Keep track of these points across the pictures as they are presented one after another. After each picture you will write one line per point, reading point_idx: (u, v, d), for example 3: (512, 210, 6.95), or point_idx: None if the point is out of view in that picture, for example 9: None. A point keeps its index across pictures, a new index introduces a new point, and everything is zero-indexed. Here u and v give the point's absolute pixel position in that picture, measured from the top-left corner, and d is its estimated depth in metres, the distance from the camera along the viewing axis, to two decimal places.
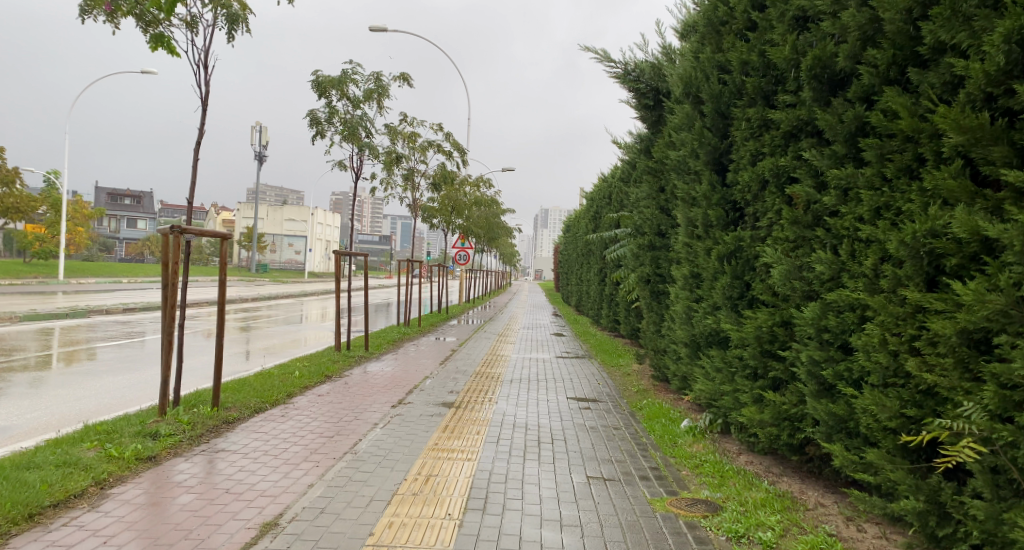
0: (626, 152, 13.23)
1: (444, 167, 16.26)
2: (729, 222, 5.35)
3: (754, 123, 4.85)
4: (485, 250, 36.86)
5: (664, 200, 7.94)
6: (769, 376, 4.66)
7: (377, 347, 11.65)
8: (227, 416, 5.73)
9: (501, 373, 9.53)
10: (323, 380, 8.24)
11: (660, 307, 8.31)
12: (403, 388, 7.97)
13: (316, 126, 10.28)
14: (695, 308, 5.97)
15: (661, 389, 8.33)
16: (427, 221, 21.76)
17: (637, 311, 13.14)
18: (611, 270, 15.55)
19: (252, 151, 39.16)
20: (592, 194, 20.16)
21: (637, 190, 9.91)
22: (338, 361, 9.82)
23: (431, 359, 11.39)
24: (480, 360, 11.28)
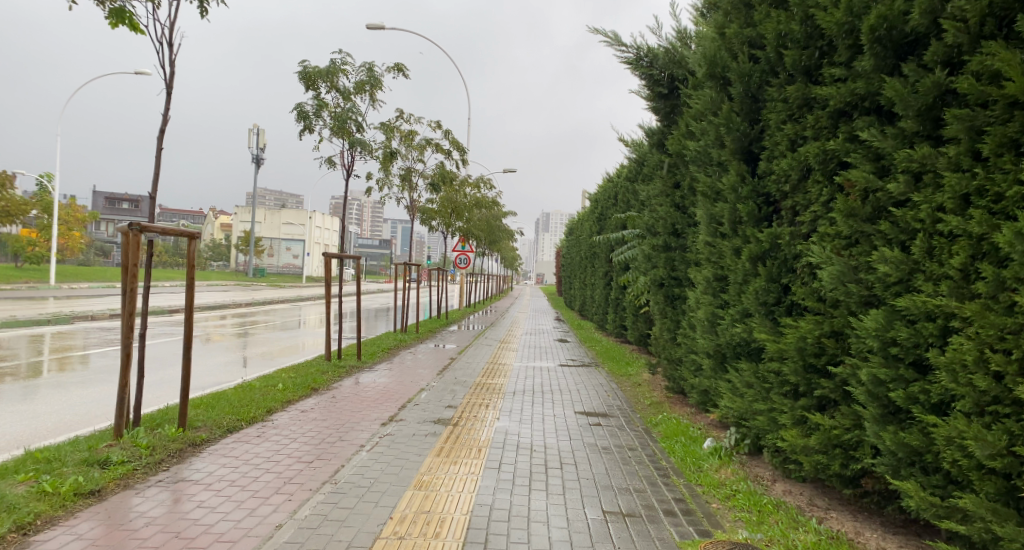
0: (633, 149, 12.65)
1: (443, 166, 15.67)
2: (762, 217, 4.72)
3: (794, 104, 4.24)
4: (486, 254, 36.25)
5: (680, 197, 7.33)
6: (815, 396, 4.02)
7: (370, 356, 11.00)
8: (194, 437, 5.08)
9: (503, 384, 8.89)
10: (309, 393, 7.59)
11: (675, 313, 7.67)
12: (396, 401, 7.32)
13: (303, 120, 9.80)
14: (720, 315, 5.34)
15: (677, 402, 7.69)
16: (425, 224, 21.15)
17: (646, 317, 12.52)
18: (618, 273, 14.95)
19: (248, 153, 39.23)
20: (596, 195, 19.54)
21: (647, 187, 9.31)
22: (327, 372, 9.17)
23: (429, 368, 10.74)
24: (480, 369, 10.63)
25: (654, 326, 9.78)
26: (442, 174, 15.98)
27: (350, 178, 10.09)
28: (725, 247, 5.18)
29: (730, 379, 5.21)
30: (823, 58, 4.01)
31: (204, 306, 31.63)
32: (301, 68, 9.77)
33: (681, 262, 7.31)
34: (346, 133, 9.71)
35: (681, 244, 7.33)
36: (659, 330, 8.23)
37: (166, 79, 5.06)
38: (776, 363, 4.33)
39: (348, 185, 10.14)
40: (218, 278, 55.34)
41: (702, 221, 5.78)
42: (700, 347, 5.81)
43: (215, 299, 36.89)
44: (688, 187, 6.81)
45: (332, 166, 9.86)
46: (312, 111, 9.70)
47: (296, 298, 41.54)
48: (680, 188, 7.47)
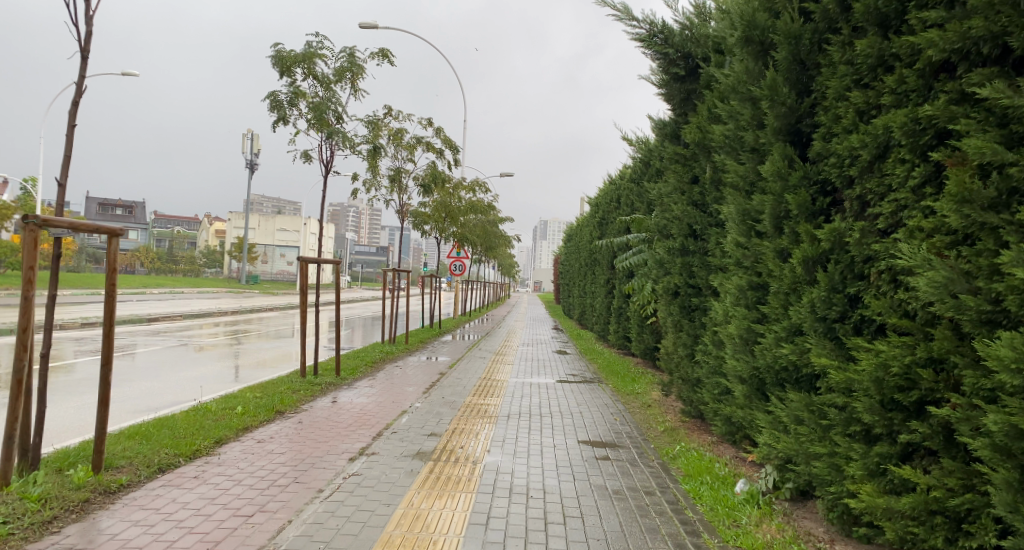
0: (638, 148, 11.77)
1: (435, 167, 14.76)
2: (816, 212, 3.77)
3: (865, 64, 3.30)
4: (482, 261, 35.36)
5: (698, 193, 6.41)
6: (899, 444, 3.06)
7: (351, 371, 10.02)
8: (108, 483, 4.11)
9: (496, 405, 7.92)
10: (272, 418, 6.61)
11: (692, 326, 6.74)
12: (372, 429, 6.33)
13: (276, 110, 8.80)
14: (758, 331, 4.38)
15: (694, 429, 6.71)
16: (418, 228, 20.20)
17: (653, 328, 11.61)
18: (621, 281, 14.03)
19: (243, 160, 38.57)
20: (597, 199, 18.66)
21: (657, 186, 8.41)
22: (300, 391, 8.17)
23: (415, 385, 9.76)
24: (472, 386, 9.66)
25: (665, 339, 8.86)
26: (435, 175, 15.09)
27: (327, 176, 9.15)
28: (766, 249, 4.24)
29: (772, 411, 4.24)
30: (908, 2, 3.07)
31: (190, 313, 30.41)
32: (275, 52, 8.82)
33: (700, 267, 6.38)
34: (326, 126, 8.75)
35: (701, 247, 6.40)
36: (674, 345, 7.31)
37: (78, 41, 4.13)
38: (843, 398, 3.36)
39: (326, 184, 9.17)
40: (209, 284, 54.11)
41: (733, 218, 4.85)
42: (731, 370, 4.85)
43: (203, 306, 35.67)
44: (711, 180, 5.91)
45: (308, 161, 8.87)
46: (288, 101, 8.72)
47: (287, 305, 40.37)
48: (699, 183, 6.55)
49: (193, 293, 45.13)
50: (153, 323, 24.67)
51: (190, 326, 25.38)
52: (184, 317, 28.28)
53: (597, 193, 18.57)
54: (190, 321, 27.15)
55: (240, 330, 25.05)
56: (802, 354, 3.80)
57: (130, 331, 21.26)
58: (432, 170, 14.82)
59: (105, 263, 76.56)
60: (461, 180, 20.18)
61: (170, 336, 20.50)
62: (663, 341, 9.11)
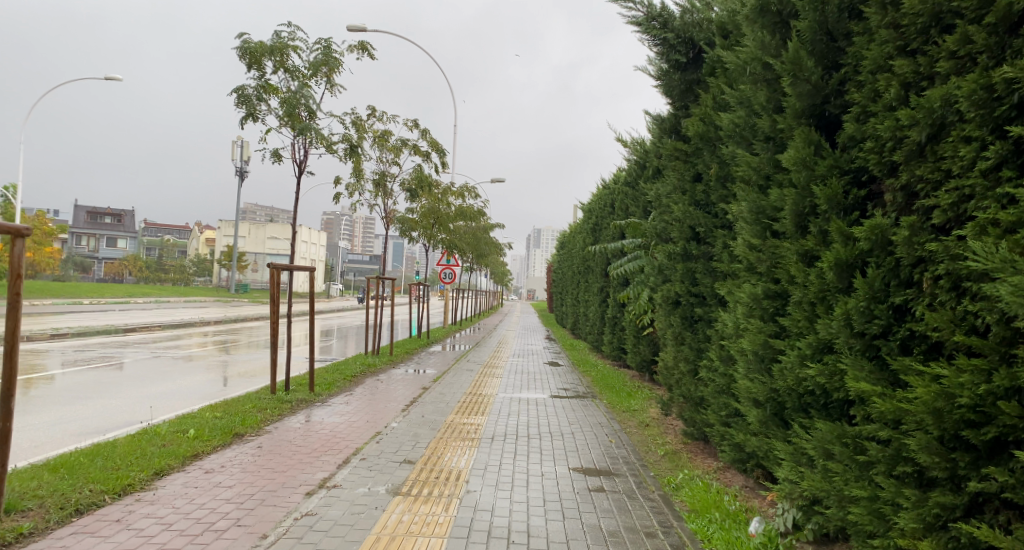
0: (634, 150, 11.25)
1: (421, 170, 14.18)
2: (849, 207, 3.17)
3: (914, 25, 2.72)
4: (475, 269, 34.76)
5: (702, 192, 5.84)
6: (966, 494, 2.43)
7: (327, 386, 9.33)
8: (4, 532, 3.44)
9: (480, 425, 7.26)
10: (228, 443, 5.92)
11: (694, 339, 6.14)
12: (339, 455, 5.66)
13: (245, 105, 8.18)
14: (777, 347, 3.77)
15: (698, 453, 6.08)
16: (406, 235, 19.57)
17: (649, 339, 11.03)
18: (615, 290, 13.48)
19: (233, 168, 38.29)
20: (591, 205, 18.13)
21: (655, 187, 7.86)
22: (266, 409, 7.48)
23: (396, 401, 9.10)
24: (457, 402, 9.01)
25: (663, 351, 8.29)
26: (421, 179, 14.50)
27: (300, 178, 8.55)
28: (787, 252, 3.63)
29: (793, 441, 3.62)
30: None
31: (173, 322, 29.52)
32: (242, 43, 8.23)
33: (704, 272, 5.78)
34: (297, 123, 8.16)
35: (704, 250, 5.80)
36: (674, 359, 6.71)
37: None
38: (888, 433, 2.74)
39: (297, 185, 8.58)
40: (197, 293, 53.17)
41: (744, 217, 4.26)
42: (742, 391, 4.22)
43: (189, 315, 34.76)
44: (718, 176, 5.34)
45: (279, 161, 8.26)
46: (256, 95, 8.11)
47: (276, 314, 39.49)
48: (701, 181, 5.98)
49: (179, 302, 44.18)
50: (133, 332, 23.80)
51: (172, 335, 24.52)
52: (166, 326, 27.39)
53: (590, 199, 18.04)
54: (173, 330, 26.27)
55: (224, 340, 24.24)
56: (832, 376, 3.18)
57: (105, 341, 20.40)
58: (418, 173, 14.23)
59: (93, 272, 75.26)
60: (451, 185, 19.60)
61: (148, 346, 19.66)
62: (661, 353, 8.51)
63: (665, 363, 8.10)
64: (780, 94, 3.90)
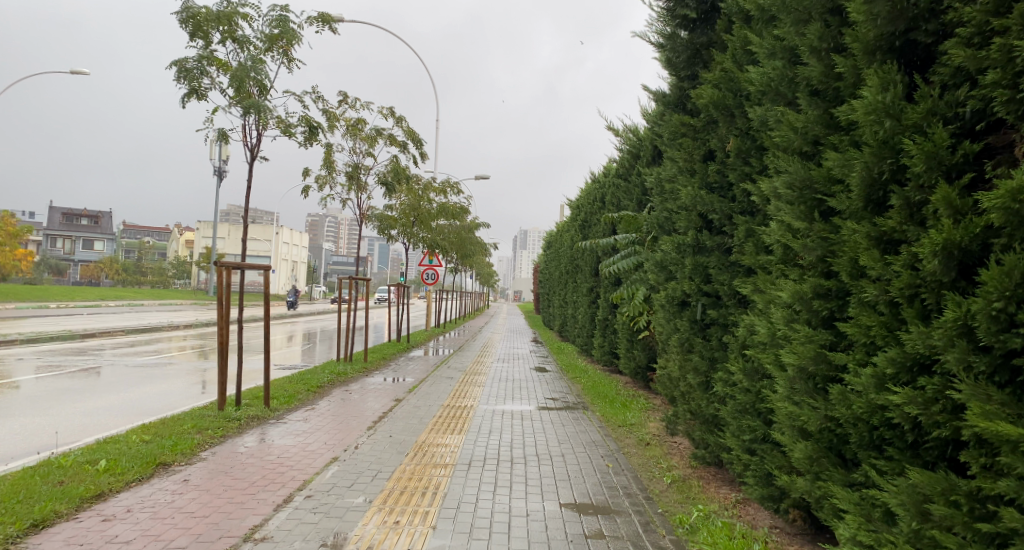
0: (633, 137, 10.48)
1: (398, 162, 13.19)
2: (958, 169, 2.24)
3: None
4: (459, 270, 33.79)
5: (717, 172, 4.94)
6: None
7: (287, 398, 8.29)
8: None
9: (455, 447, 6.28)
10: (149, 476, 4.78)
11: (705, 345, 5.24)
12: (282, 490, 4.64)
13: (185, 79, 7.11)
14: (838, 361, 2.85)
15: (710, 480, 5.17)
16: (384, 232, 18.51)
17: (644, 343, 10.13)
18: (607, 290, 12.58)
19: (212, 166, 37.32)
20: (580, 201, 17.28)
21: (655, 172, 6.97)
22: (207, 430, 6.41)
23: (365, 414, 8.09)
24: (433, 415, 8.02)
25: (665, 358, 7.38)
26: (398, 172, 13.50)
27: (252, 163, 7.57)
28: (855, 234, 2.71)
29: (864, 490, 2.70)
30: None
31: (141, 325, 27.97)
32: (184, 9, 7.19)
33: (720, 265, 4.88)
34: (247, 99, 7.14)
35: (719, 241, 4.89)
36: (681, 368, 5.81)
37: None
38: None
39: (249, 172, 7.59)
40: (172, 295, 51.55)
41: (784, 192, 3.35)
42: (782, 416, 3.30)
43: (161, 318, 33.18)
44: (738, 150, 4.43)
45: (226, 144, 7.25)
46: (199, 68, 7.06)
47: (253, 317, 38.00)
48: (715, 160, 5.08)
49: (152, 305, 42.49)
50: (94, 335, 22.32)
51: (138, 338, 23.10)
52: (133, 329, 25.90)
53: (578, 195, 17.16)
54: (139, 333, 24.80)
55: (193, 343, 22.90)
56: (932, 405, 2.26)
57: (61, 345, 19.07)
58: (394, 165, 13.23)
59: (66, 274, 72.81)
60: (433, 181, 18.59)
61: (106, 351, 18.29)
62: (662, 360, 7.61)
63: (666, 371, 7.19)
64: (841, 29, 2.98)
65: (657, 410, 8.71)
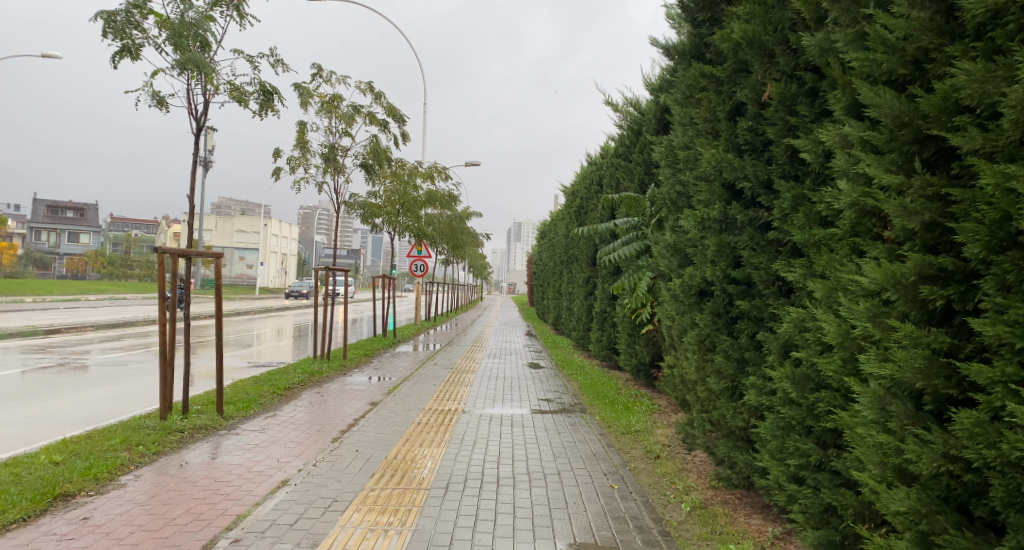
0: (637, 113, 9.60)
1: (379, 142, 12.18)
2: None
3: None
4: (450, 261, 32.82)
5: (750, 131, 4.00)
6: None
7: (246, 404, 7.30)
8: None
9: (433, 464, 5.34)
10: (42, 513, 3.79)
11: (731, 344, 4.33)
12: (210, 528, 3.68)
13: (115, 35, 6.05)
14: (973, 376, 1.92)
15: (738, 507, 4.28)
16: (368, 221, 17.49)
17: (648, 337, 9.23)
18: (606, 281, 11.67)
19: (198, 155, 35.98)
20: (575, 186, 16.35)
21: (664, 142, 6.05)
22: (139, 445, 5.37)
23: (335, 421, 7.13)
24: (412, 422, 7.09)
25: (676, 357, 6.47)
26: (379, 153, 12.47)
27: (198, 133, 6.50)
28: (1010, 182, 1.77)
29: None
30: None
31: (117, 319, 26.74)
32: None
33: (753, 245, 3.94)
34: (186, 55, 6.11)
35: (753, 214, 3.96)
36: (700, 371, 4.90)
37: None
38: None
39: (195, 143, 6.52)
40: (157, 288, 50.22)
41: (869, 134, 2.41)
42: (866, 448, 2.37)
43: (138, 311, 31.80)
44: (781, 97, 3.49)
45: (164, 109, 6.20)
46: (128, 18, 6.01)
47: (237, 310, 36.72)
48: (745, 117, 4.15)
49: (134, 299, 41.06)
50: (60, 329, 20.99)
51: (109, 332, 21.81)
52: (105, 322, 24.57)
53: (574, 179, 16.23)
54: (111, 326, 23.52)
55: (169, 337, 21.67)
56: None
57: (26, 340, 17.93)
58: (374, 146, 12.20)
59: (50, 268, 71.24)
60: (419, 165, 17.54)
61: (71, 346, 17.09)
62: (673, 357, 6.69)
63: (678, 371, 6.29)
64: None
65: (664, 413, 7.82)
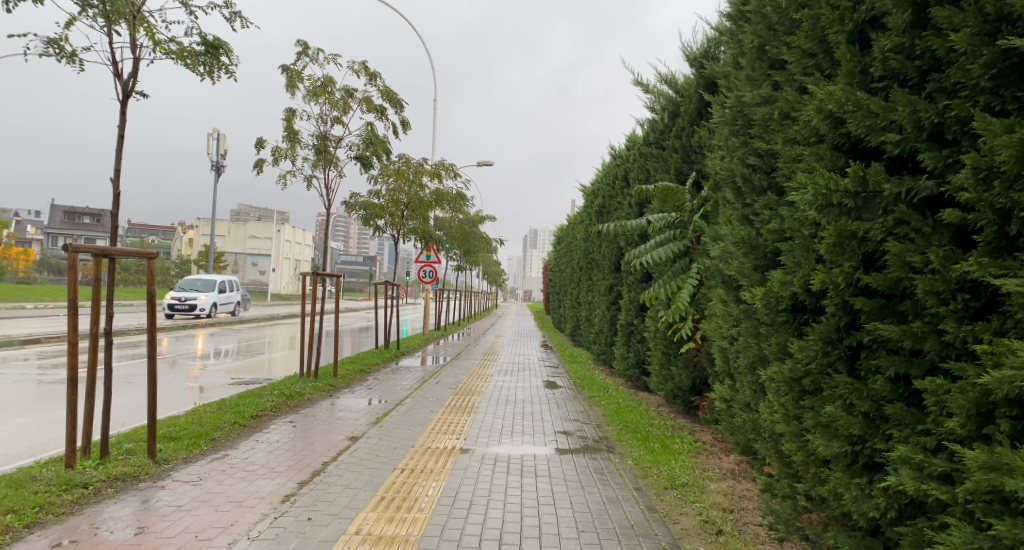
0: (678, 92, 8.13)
1: (376, 130, 10.76)
2: None
3: None
4: (463, 267, 31.53)
5: (901, 49, 2.48)
6: None
7: (193, 444, 5.87)
8: None
9: (412, 543, 3.87)
10: None
11: (855, 387, 2.81)
12: None
13: None
14: None
15: None
16: (370, 221, 16.13)
17: (688, 357, 7.73)
18: (634, 290, 10.22)
19: (209, 160, 35.16)
20: (596, 185, 14.90)
21: (724, 107, 4.57)
22: (10, 513, 3.91)
23: (300, 464, 5.68)
24: (397, 468, 5.62)
25: (741, 390, 4.97)
26: (376, 144, 11.04)
27: (124, 100, 5.12)
28: None
29: None
30: None
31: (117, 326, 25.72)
32: None
33: (906, 232, 2.44)
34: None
35: (906, 185, 2.44)
36: (793, 419, 3.38)
37: None
38: None
39: (121, 113, 5.16)
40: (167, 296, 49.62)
41: None
42: None
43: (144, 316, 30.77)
44: None
45: (73, 64, 4.80)
46: None
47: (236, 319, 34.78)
48: (886, 32, 2.62)
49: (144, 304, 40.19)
50: (52, 335, 19.83)
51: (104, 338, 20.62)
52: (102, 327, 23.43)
53: (595, 176, 14.77)
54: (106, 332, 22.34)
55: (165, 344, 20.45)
56: None
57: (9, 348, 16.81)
58: (368, 135, 10.82)
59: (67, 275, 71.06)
60: (426, 162, 16.14)
61: (51, 355, 15.89)
62: (735, 389, 5.19)
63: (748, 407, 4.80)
64: None
65: (713, 456, 6.28)
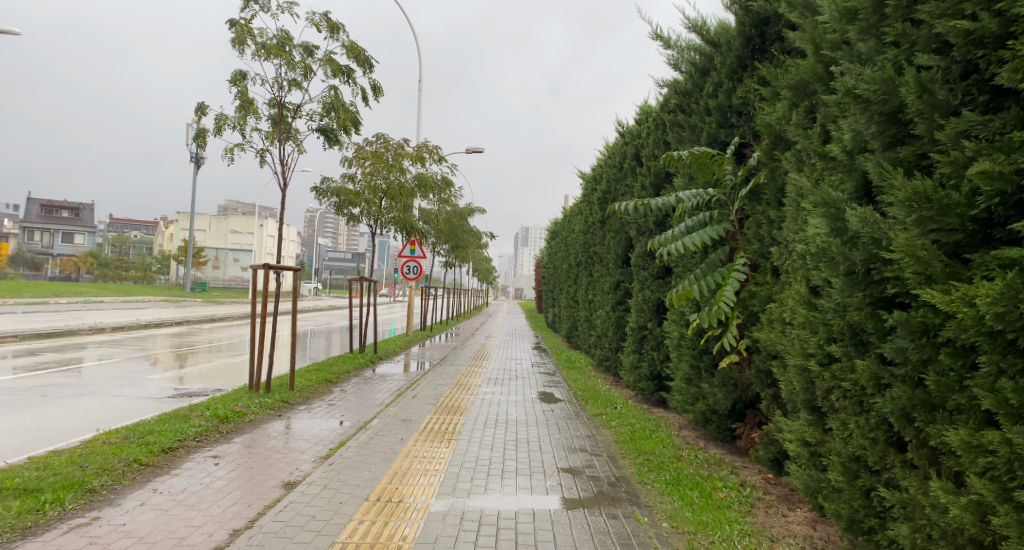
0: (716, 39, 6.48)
1: (341, 98, 9.13)
2: None
3: None
4: (452, 262, 29.75)
5: None
6: None
7: (53, 501, 4.17)
8: None
9: None
10: None
11: None
12: None
13: None
14: None
15: None
16: (342, 209, 14.36)
17: (726, 372, 6.08)
18: (651, 288, 8.55)
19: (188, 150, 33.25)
20: (599, 168, 13.21)
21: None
22: None
23: (205, 530, 3.98)
24: (341, 540, 3.91)
25: (849, 439, 3.32)
26: (342, 113, 9.33)
27: None
28: None
29: None
30: None
31: (75, 321, 23.62)
32: None
33: None
34: None
35: None
36: None
37: None
38: None
39: None
40: (143, 292, 47.34)
41: None
42: None
43: (109, 314, 28.49)
44: None
45: None
46: None
47: (185, 317, 30.48)
48: None
49: (114, 300, 37.92)
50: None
51: (51, 337, 18.52)
52: (52, 323, 21.32)
53: (598, 159, 13.10)
54: (57, 329, 20.29)
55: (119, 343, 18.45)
56: None
57: None
58: (333, 102, 9.17)
59: (42, 270, 68.45)
60: (407, 144, 14.37)
61: None
62: (833, 432, 3.55)
63: (870, 466, 3.15)
64: None
65: (775, 512, 4.58)
